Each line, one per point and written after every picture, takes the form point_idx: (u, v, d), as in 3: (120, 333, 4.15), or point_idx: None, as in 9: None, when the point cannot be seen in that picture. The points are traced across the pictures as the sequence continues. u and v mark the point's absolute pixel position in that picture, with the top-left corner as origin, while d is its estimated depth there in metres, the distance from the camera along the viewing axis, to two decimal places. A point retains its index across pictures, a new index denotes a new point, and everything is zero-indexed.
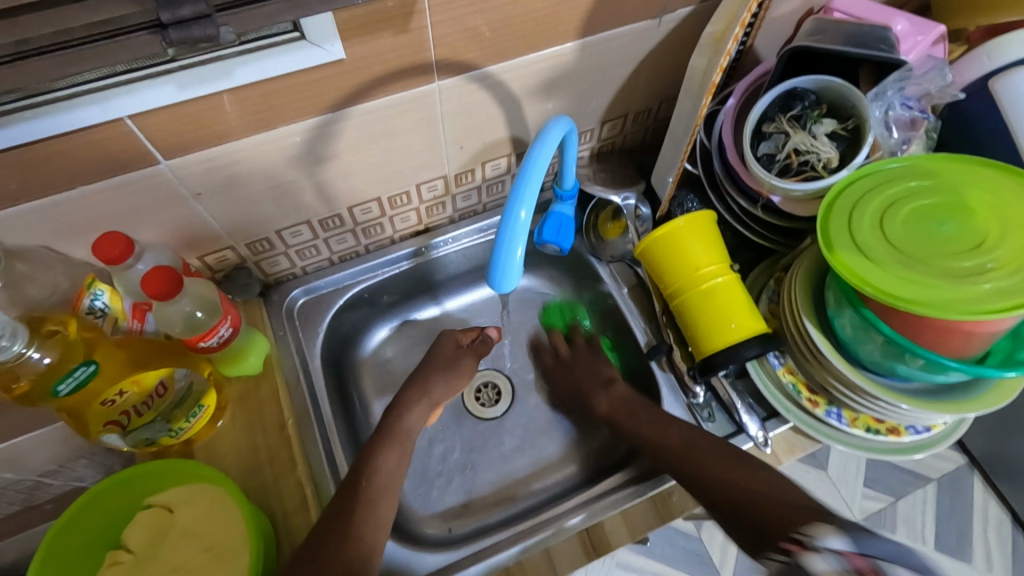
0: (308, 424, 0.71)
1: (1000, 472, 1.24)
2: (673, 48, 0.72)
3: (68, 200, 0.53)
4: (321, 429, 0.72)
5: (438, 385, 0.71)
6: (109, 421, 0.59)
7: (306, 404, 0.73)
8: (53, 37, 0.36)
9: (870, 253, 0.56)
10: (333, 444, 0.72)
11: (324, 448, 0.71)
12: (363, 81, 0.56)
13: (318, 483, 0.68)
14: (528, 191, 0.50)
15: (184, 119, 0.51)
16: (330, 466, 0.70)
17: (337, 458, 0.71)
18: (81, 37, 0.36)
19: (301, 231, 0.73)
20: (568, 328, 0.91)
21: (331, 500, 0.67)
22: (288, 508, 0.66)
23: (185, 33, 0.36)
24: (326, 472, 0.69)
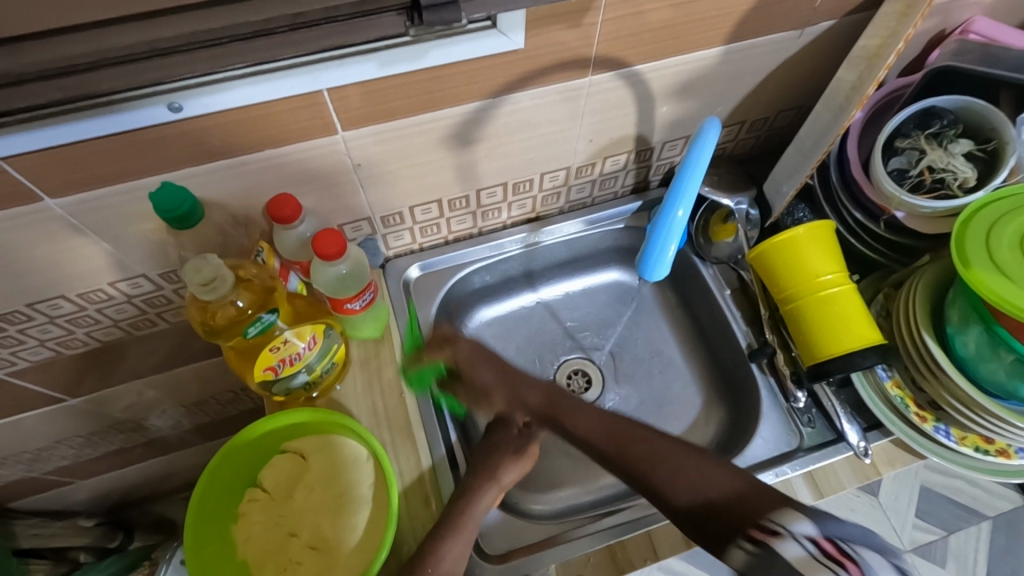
0: (426, 397, 0.74)
1: None
2: (807, 59, 0.73)
3: (252, 160, 0.58)
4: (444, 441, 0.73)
5: (508, 470, 0.67)
6: (268, 367, 0.63)
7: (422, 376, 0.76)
8: (326, 13, 0.44)
9: (1010, 272, 0.57)
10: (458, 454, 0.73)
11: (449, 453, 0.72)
12: (528, 70, 0.60)
13: (440, 478, 0.69)
14: (689, 190, 0.56)
15: (366, 94, 0.55)
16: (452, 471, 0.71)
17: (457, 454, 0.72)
18: (347, 14, 0.44)
19: (430, 209, 0.77)
20: (661, 327, 0.93)
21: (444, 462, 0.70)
22: (411, 491, 0.69)
23: (436, 15, 0.44)
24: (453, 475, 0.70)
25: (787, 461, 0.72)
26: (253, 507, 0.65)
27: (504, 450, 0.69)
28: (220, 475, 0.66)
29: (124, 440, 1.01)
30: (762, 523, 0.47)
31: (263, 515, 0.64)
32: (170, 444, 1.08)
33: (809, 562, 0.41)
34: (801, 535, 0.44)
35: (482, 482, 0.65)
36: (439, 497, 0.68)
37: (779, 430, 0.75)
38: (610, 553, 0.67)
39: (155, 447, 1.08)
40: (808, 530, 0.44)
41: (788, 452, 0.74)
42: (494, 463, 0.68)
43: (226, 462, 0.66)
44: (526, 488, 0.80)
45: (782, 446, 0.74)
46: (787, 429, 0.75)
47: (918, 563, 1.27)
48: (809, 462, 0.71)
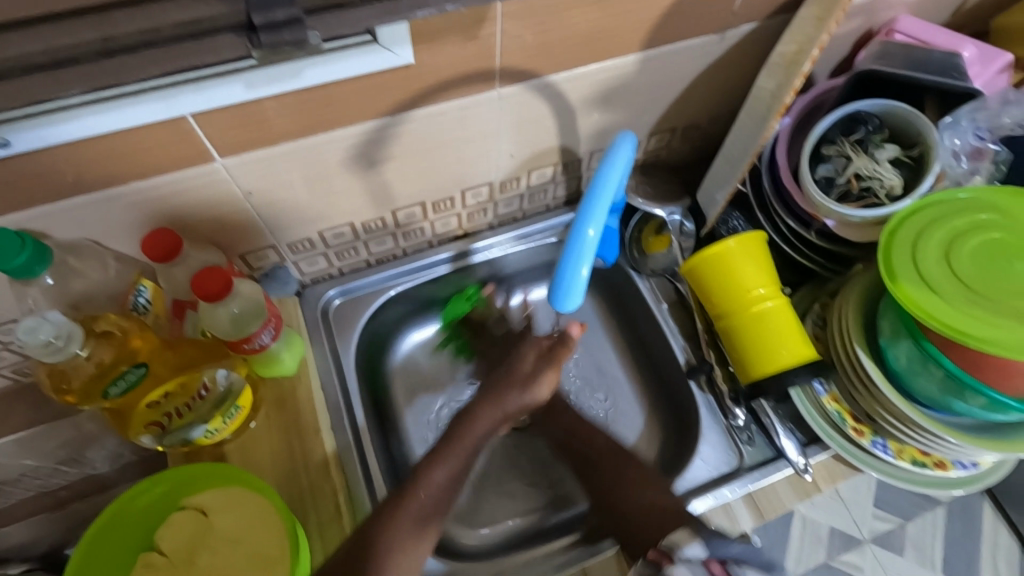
0: (344, 433, 0.69)
1: None
2: (732, 63, 0.70)
3: (118, 196, 0.52)
4: (352, 425, 0.71)
5: (514, 400, 0.61)
6: (151, 422, 0.57)
7: (340, 408, 0.71)
8: (142, 36, 0.38)
9: (936, 285, 0.55)
10: (367, 455, 0.70)
11: (356, 445, 0.70)
12: (426, 85, 0.55)
13: (352, 488, 0.66)
14: (598, 209, 0.51)
15: (239, 120, 0.49)
16: (365, 482, 0.68)
17: (374, 479, 0.68)
18: (170, 37, 0.39)
19: (343, 233, 0.72)
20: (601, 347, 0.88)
21: (364, 508, 0.66)
22: (319, 492, 0.65)
23: (276, 37, 0.38)
24: (363, 484, 0.67)
25: (727, 483, 0.69)
26: None
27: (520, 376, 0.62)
28: (111, 536, 0.60)
29: (39, 492, 0.94)
30: (660, 546, 0.57)
31: None
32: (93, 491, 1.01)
33: None
34: (692, 558, 0.54)
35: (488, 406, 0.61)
36: (350, 495, 0.65)
37: (719, 450, 0.72)
38: None
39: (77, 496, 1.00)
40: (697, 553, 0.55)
41: (729, 471, 0.71)
42: (500, 387, 0.62)
43: (118, 522, 0.60)
44: (462, 521, 0.76)
45: (723, 466, 0.71)
46: (728, 447, 0.72)
47: None
48: (749, 483, 0.69)
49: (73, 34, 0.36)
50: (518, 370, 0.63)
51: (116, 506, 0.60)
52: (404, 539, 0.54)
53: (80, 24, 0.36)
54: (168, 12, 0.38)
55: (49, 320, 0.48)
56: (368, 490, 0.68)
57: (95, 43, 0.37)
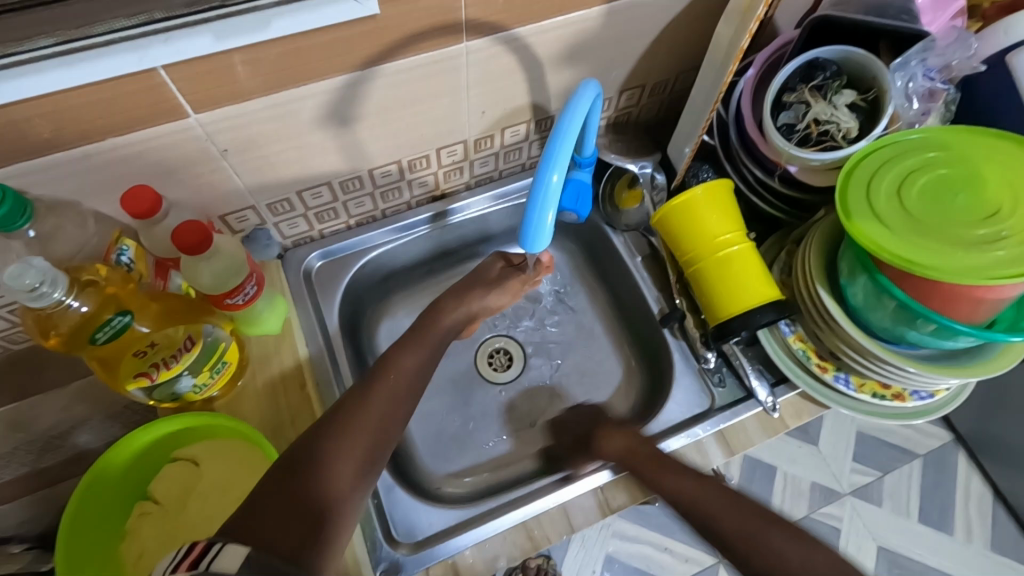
0: (322, 358, 0.73)
1: (983, 448, 1.37)
2: (696, 16, 0.72)
3: (94, 153, 0.53)
4: (324, 332, 0.76)
5: (480, 297, 0.74)
6: (139, 374, 0.58)
7: (322, 348, 0.74)
8: None
9: (886, 220, 0.58)
10: (339, 357, 0.75)
11: (329, 353, 0.74)
12: (394, 38, 0.56)
13: (320, 381, 0.71)
14: (562, 155, 0.52)
15: (210, 74, 0.51)
16: (335, 379, 0.73)
17: (343, 374, 0.74)
18: None
19: (321, 194, 0.73)
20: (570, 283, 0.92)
21: (334, 396, 0.71)
22: (289, 388, 0.71)
23: None
24: (331, 377, 0.72)
25: (699, 422, 0.73)
26: (144, 522, 0.61)
27: (485, 290, 0.74)
28: (100, 493, 0.61)
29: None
30: None
31: (156, 531, 0.60)
32: None
33: None
34: None
35: (456, 305, 0.72)
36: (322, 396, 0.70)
37: (691, 393, 0.75)
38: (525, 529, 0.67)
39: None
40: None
41: (701, 412, 0.74)
42: (467, 289, 0.74)
43: (104, 481, 0.61)
44: (445, 472, 0.80)
45: (695, 407, 0.75)
46: (700, 390, 0.76)
47: (857, 505, 1.40)
48: (720, 422, 0.72)
49: None
50: (486, 276, 0.76)
51: (99, 467, 0.60)
52: (354, 468, 0.54)
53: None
54: None
55: (33, 266, 0.49)
56: (337, 381, 0.73)
57: None
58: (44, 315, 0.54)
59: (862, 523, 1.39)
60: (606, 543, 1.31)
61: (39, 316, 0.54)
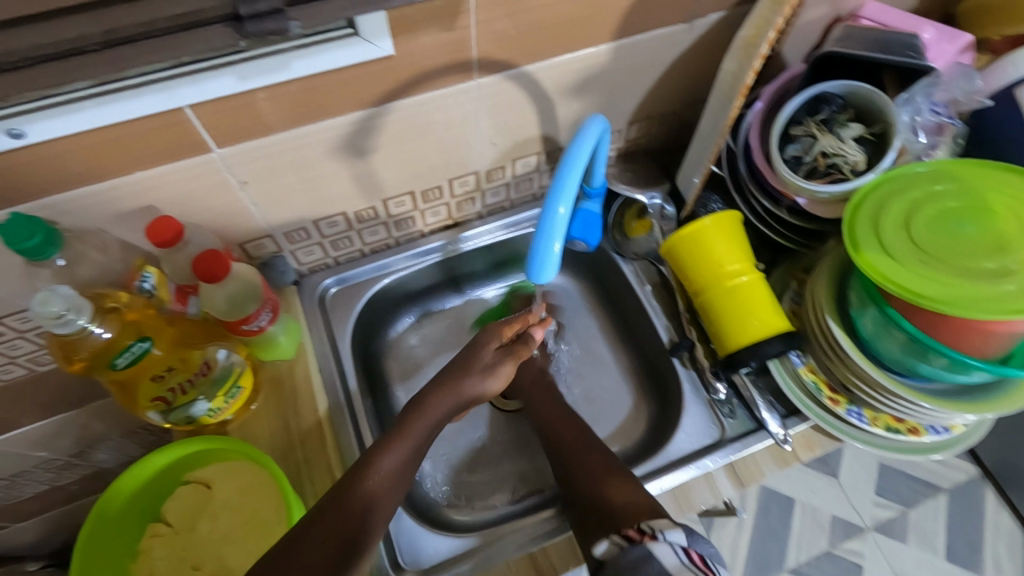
0: (339, 407, 0.73)
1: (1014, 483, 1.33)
2: (703, 51, 0.73)
3: (120, 185, 0.56)
4: (343, 390, 0.75)
5: (474, 385, 0.67)
6: (156, 397, 0.61)
7: (339, 401, 0.73)
8: (140, 28, 0.43)
9: (894, 252, 0.57)
10: (358, 412, 0.74)
11: (346, 406, 0.74)
12: (407, 76, 0.58)
13: (338, 434, 0.70)
14: (568, 186, 0.54)
15: (233, 111, 0.53)
16: (355, 434, 0.72)
17: (362, 430, 0.72)
18: (163, 30, 0.43)
19: (336, 222, 0.75)
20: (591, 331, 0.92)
21: (353, 456, 0.69)
22: (309, 443, 0.69)
23: (259, 26, 0.43)
24: (350, 433, 0.71)
25: (709, 454, 0.72)
26: (155, 544, 0.62)
27: (482, 372, 0.68)
28: (112, 515, 0.62)
29: (49, 486, 0.97)
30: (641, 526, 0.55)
31: (166, 552, 0.61)
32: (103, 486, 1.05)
33: (679, 566, 0.50)
34: (674, 542, 0.52)
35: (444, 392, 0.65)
36: (339, 454, 0.69)
37: (701, 424, 0.75)
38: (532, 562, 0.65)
39: (86, 490, 1.02)
40: (680, 539, 0.52)
41: (712, 443, 0.73)
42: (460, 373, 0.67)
43: (117, 501, 0.62)
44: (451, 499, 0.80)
45: (705, 438, 0.74)
46: (710, 420, 0.75)
47: (879, 540, 1.34)
48: (731, 453, 0.71)
49: (75, 28, 0.41)
50: (474, 357, 0.69)
51: (110, 490, 0.61)
52: (383, 488, 0.57)
53: (81, 18, 0.40)
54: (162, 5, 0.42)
55: (59, 294, 0.52)
56: (356, 440, 0.71)
57: (100, 36, 0.42)
58: (68, 342, 0.56)
59: (885, 560, 1.34)
60: None
61: (64, 342, 0.56)
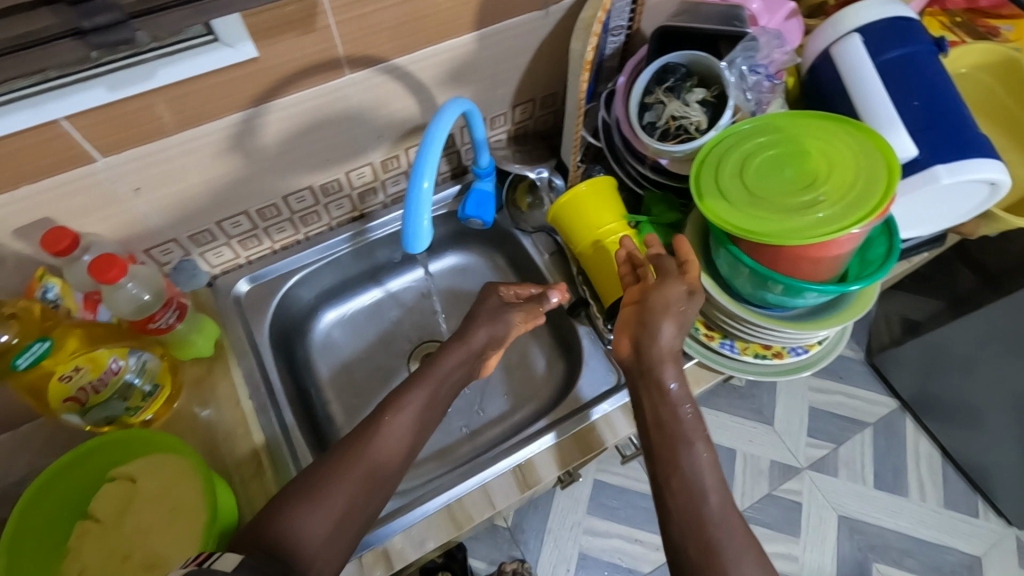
0: (272, 427, 0.75)
1: (933, 414, 1.46)
2: (565, 33, 0.80)
3: (10, 201, 0.59)
4: (279, 421, 0.76)
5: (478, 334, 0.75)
6: (68, 398, 0.64)
7: (277, 434, 0.75)
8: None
9: (729, 198, 0.65)
10: (296, 441, 0.75)
11: (286, 439, 0.75)
12: (280, 77, 0.63)
13: (276, 460, 0.72)
14: (429, 164, 0.60)
15: (112, 121, 0.58)
16: (292, 454, 0.74)
17: (300, 450, 0.75)
18: (14, 47, 0.47)
19: (240, 222, 0.79)
20: None
21: (289, 473, 0.72)
22: (243, 465, 0.72)
23: (105, 38, 0.47)
24: (289, 459, 0.73)
25: (608, 397, 0.79)
26: (85, 540, 0.65)
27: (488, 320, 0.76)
28: (38, 509, 0.64)
29: None
30: None
31: (95, 547, 0.64)
32: None
33: None
34: None
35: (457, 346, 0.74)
36: (276, 471, 0.72)
37: (600, 372, 0.83)
38: (455, 508, 0.73)
39: None
40: None
41: (610, 388, 0.81)
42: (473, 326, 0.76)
43: (42, 497, 0.65)
44: None
45: (604, 384, 0.82)
46: (608, 368, 0.83)
47: (815, 478, 1.47)
48: (627, 395, 0.79)
49: None
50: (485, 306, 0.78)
51: (29, 493, 0.64)
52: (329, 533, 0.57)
53: None
54: (13, 24, 0.46)
55: None
56: (294, 461, 0.74)
57: None
58: None
59: (822, 496, 1.45)
60: (578, 540, 1.42)
61: None
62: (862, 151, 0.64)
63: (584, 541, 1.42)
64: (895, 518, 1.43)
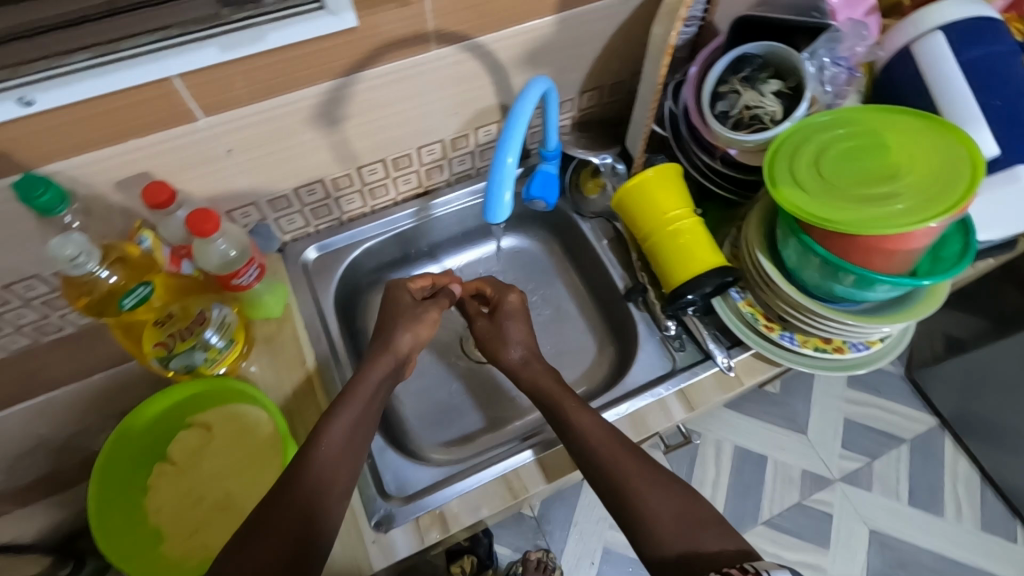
0: (322, 346, 0.80)
1: (977, 434, 1.43)
2: (641, 21, 0.81)
3: (118, 154, 0.62)
4: (327, 337, 0.82)
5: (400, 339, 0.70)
6: (160, 342, 0.68)
7: (327, 353, 0.80)
8: None
9: (805, 186, 0.66)
10: (341, 356, 0.81)
11: (333, 358, 0.80)
12: (373, 47, 0.66)
13: (325, 379, 0.78)
14: (514, 139, 0.61)
15: (218, 81, 0.60)
16: (336, 368, 0.79)
17: (343, 363, 0.80)
18: None
19: (315, 190, 0.82)
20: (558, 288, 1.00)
21: (336, 387, 0.78)
22: (309, 416, 0.75)
23: None
24: (335, 371, 0.79)
25: (663, 382, 0.80)
26: (162, 481, 0.69)
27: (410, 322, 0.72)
28: (122, 449, 0.68)
29: None
30: (745, 564, 0.52)
31: (172, 487, 0.68)
32: None
33: None
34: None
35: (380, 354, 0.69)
36: (326, 392, 0.77)
37: (654, 357, 0.84)
38: (506, 481, 0.74)
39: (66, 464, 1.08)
40: None
41: (664, 373, 0.82)
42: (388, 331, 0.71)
43: (126, 439, 0.68)
44: (433, 442, 0.88)
45: (659, 369, 0.83)
46: (663, 354, 0.84)
47: (846, 491, 1.45)
48: (681, 381, 0.80)
49: None
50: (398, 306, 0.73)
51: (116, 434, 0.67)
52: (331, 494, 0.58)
53: None
54: None
55: (72, 240, 0.60)
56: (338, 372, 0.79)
57: None
58: (80, 283, 0.65)
59: (854, 509, 1.43)
60: (603, 534, 1.43)
61: (76, 283, 0.65)
62: (943, 147, 0.65)
63: (608, 536, 1.42)
64: (929, 537, 1.40)
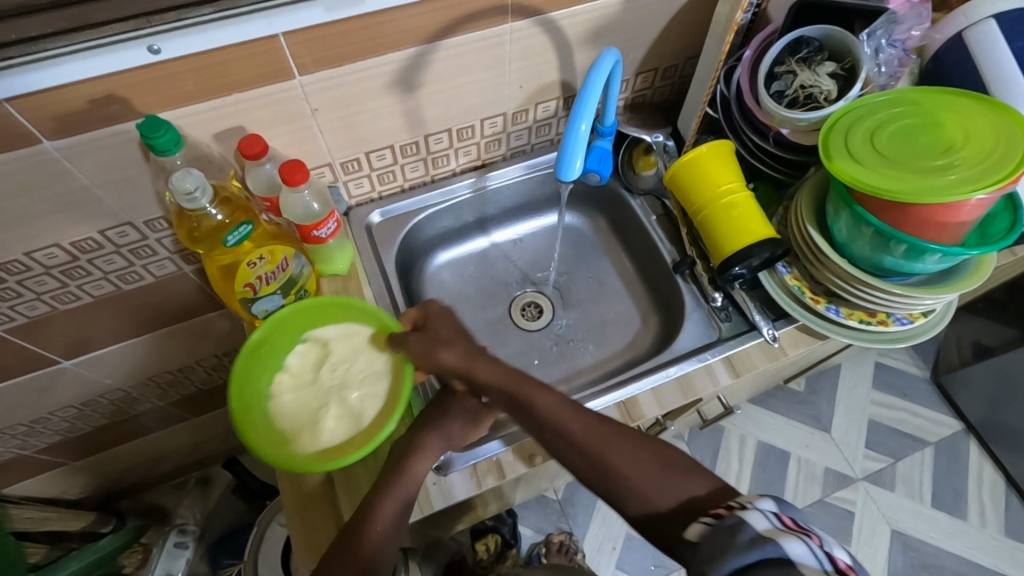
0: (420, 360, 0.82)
1: (1004, 438, 1.44)
2: (700, 4, 0.85)
3: (221, 105, 0.68)
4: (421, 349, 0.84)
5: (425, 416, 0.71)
6: (248, 283, 0.74)
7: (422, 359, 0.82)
8: None
9: (861, 159, 0.69)
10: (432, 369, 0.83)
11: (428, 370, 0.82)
12: (456, 16, 0.71)
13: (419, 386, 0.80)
14: (587, 109, 0.66)
15: (317, 40, 0.66)
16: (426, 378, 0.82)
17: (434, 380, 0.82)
18: None
19: (385, 155, 0.87)
20: (603, 266, 1.04)
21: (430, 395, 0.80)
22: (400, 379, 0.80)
23: None
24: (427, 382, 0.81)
25: (709, 349, 0.83)
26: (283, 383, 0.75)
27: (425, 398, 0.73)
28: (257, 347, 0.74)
29: (80, 413, 1.06)
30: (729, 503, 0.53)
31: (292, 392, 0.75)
32: (123, 416, 1.14)
33: (774, 529, 0.48)
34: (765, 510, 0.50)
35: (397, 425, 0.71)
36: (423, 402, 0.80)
37: (700, 327, 0.87)
38: None
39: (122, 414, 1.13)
40: (770, 506, 0.50)
41: (710, 342, 0.85)
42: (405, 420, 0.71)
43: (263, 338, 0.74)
44: None
45: (705, 339, 0.86)
46: (708, 325, 0.87)
47: (870, 489, 1.46)
48: (727, 349, 0.83)
49: None
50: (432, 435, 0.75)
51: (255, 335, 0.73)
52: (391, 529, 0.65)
53: None
54: None
55: (193, 175, 0.65)
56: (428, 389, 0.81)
57: None
58: (190, 215, 0.71)
59: (876, 508, 1.44)
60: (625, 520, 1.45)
61: (187, 215, 0.71)
62: (998, 126, 0.68)
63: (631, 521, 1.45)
64: (951, 539, 1.41)
